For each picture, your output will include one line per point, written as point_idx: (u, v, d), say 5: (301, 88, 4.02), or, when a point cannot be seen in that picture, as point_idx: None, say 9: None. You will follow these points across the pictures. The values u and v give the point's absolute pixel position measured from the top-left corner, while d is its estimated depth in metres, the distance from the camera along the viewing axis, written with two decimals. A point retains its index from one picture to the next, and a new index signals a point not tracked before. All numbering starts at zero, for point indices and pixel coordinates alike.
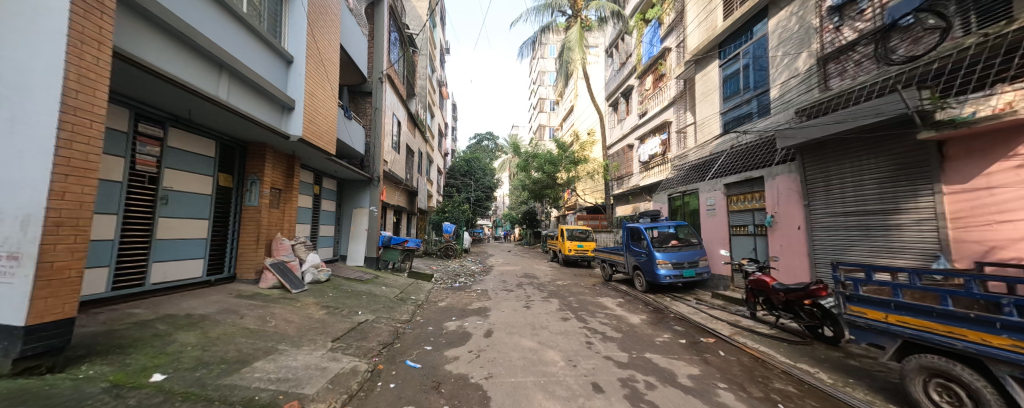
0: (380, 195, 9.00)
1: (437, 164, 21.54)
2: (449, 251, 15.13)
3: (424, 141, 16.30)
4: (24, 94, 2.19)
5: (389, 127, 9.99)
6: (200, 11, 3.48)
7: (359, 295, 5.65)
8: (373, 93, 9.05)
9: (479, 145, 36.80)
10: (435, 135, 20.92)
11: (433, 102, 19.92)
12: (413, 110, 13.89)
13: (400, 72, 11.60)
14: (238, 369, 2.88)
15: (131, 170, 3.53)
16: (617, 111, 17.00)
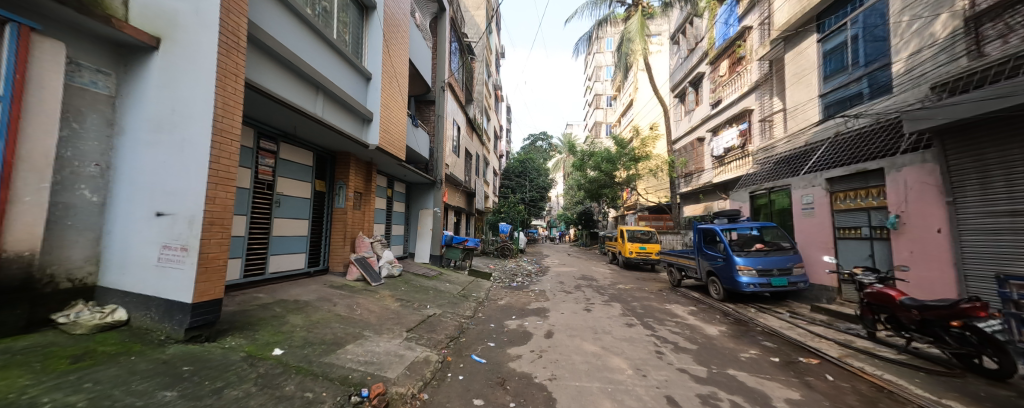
0: (442, 197, 9.57)
1: (492, 166, 22.21)
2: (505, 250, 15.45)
3: (480, 144, 16.96)
4: (190, 121, 2.81)
5: (450, 132, 10.61)
6: (299, 40, 4.07)
7: (426, 290, 6.09)
8: (437, 101, 9.69)
9: (532, 146, 36.98)
10: (491, 138, 21.60)
11: (489, 106, 20.64)
12: (471, 115, 14.53)
13: (460, 80, 12.22)
14: (334, 350, 3.34)
15: (255, 178, 4.28)
16: (684, 102, 15.73)
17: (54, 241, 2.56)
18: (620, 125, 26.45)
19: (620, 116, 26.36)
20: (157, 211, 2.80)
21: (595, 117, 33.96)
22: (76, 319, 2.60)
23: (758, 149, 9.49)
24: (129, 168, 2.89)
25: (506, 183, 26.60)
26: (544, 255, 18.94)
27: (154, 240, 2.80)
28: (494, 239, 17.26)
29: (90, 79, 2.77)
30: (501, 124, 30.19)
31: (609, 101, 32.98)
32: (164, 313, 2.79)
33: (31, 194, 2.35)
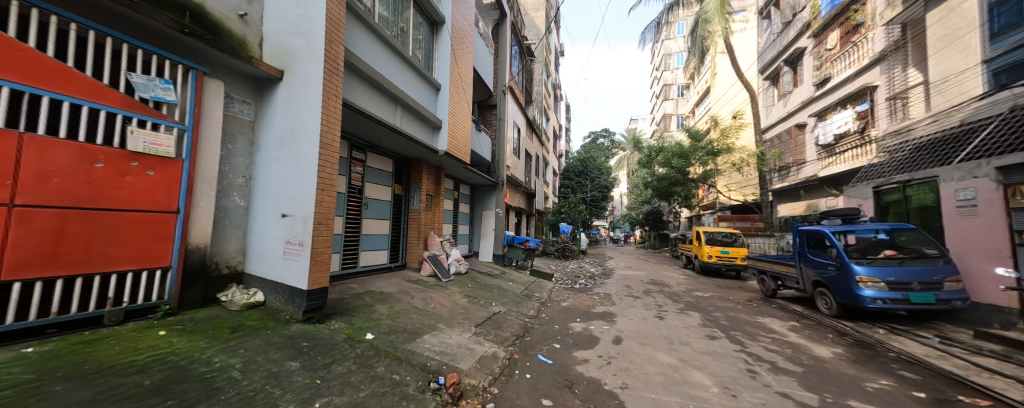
0: (504, 198, 9.85)
1: (552, 166, 22.12)
2: (566, 251, 15.36)
3: (540, 145, 17.01)
4: (304, 138, 3.38)
5: (510, 134, 10.86)
6: (382, 60, 4.59)
7: (490, 288, 6.32)
8: (498, 105, 10.02)
9: (593, 144, 35.80)
10: (550, 138, 21.55)
11: (548, 106, 20.66)
12: (530, 116, 14.71)
13: (519, 82, 12.44)
14: (414, 339, 3.68)
15: (349, 184, 4.93)
16: (778, 85, 13.67)
17: (214, 237, 3.33)
18: (694, 116, 24.00)
19: (693, 106, 23.96)
20: (282, 213, 3.44)
21: (663, 110, 31.43)
22: (233, 297, 3.34)
23: (888, 135, 7.84)
24: (264, 178, 3.59)
25: (566, 184, 26.14)
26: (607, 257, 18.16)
27: (280, 236, 3.43)
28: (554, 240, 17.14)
29: (239, 107, 3.53)
30: (560, 123, 29.84)
31: (679, 91, 30.23)
32: (288, 297, 3.39)
33: (205, 198, 3.18)
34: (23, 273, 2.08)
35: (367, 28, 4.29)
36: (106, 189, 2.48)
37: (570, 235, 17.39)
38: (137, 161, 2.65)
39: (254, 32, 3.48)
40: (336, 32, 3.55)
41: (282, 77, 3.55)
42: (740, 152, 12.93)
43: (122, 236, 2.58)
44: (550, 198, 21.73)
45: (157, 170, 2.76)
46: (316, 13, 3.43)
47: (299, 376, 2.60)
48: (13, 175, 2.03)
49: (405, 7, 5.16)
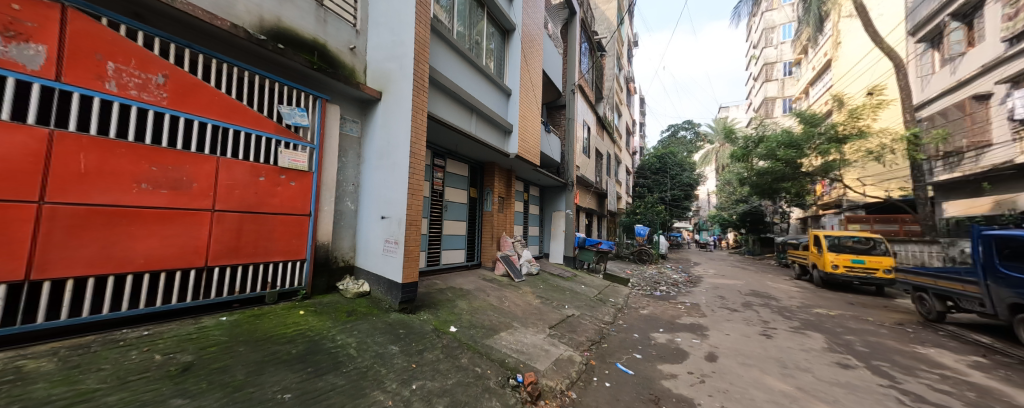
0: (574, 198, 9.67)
1: (625, 164, 20.88)
2: (643, 256, 14.31)
3: (611, 142, 16.25)
4: (397, 150, 3.85)
5: (580, 134, 10.62)
6: (459, 72, 4.94)
7: (563, 290, 6.27)
8: (567, 105, 9.94)
9: (672, 138, 32.60)
10: (622, 135, 20.41)
11: (620, 101, 19.63)
12: (601, 112, 14.17)
13: (589, 79, 12.10)
14: (492, 335, 3.85)
15: (432, 188, 5.44)
16: (942, 46, 10.52)
17: (334, 235, 4.00)
18: (808, 97, 19.94)
19: (806, 85, 19.91)
20: (381, 215, 3.98)
21: (762, 93, 26.90)
22: (347, 286, 3.97)
23: None
24: (368, 185, 4.19)
25: (641, 183, 24.36)
26: (693, 263, 16.29)
27: (380, 235, 3.96)
28: (629, 243, 16.12)
29: (350, 126, 4.19)
30: (634, 117, 27.96)
31: (785, 69, 25.48)
32: (387, 288, 3.89)
33: (326, 203, 3.87)
34: (219, 257, 2.95)
35: (447, 45, 4.69)
36: (267, 196, 3.28)
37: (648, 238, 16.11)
38: (284, 174, 3.43)
39: (360, 61, 4.12)
40: (422, 53, 3.96)
41: (380, 97, 4.09)
42: (878, 136, 10.30)
43: (276, 232, 3.35)
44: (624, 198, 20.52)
45: (297, 181, 3.52)
46: (406, 38, 3.86)
47: (399, 359, 2.96)
48: (213, 188, 2.90)
49: (479, 20, 5.50)
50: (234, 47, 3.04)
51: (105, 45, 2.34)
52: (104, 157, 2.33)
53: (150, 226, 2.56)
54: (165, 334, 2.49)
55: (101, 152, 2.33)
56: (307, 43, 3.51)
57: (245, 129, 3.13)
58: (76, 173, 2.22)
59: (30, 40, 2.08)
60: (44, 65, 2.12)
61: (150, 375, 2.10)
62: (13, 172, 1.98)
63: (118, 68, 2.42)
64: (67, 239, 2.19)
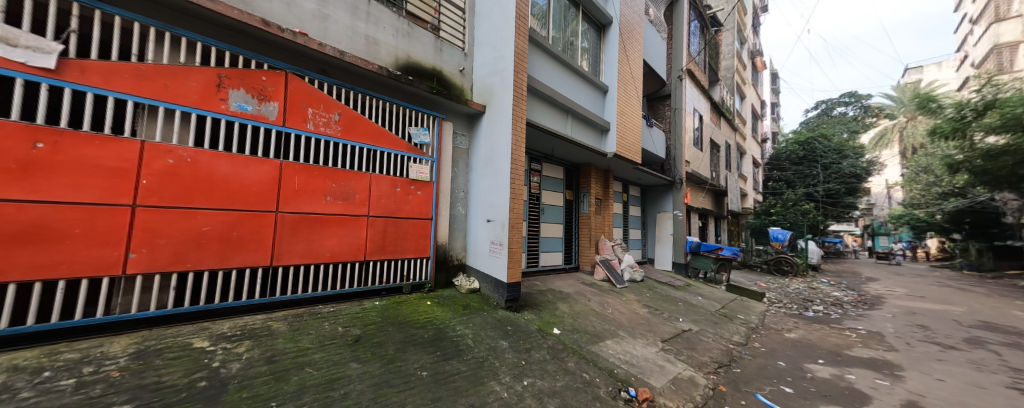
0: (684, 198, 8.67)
1: (751, 154, 17.41)
2: (782, 266, 11.80)
3: (730, 130, 13.88)
4: (500, 157, 4.14)
5: (689, 124, 9.42)
6: (554, 76, 5.00)
7: (674, 301, 5.61)
8: (673, 95, 9.10)
9: (822, 118, 25.57)
10: (746, 120, 17.16)
11: (742, 80, 16.59)
12: (717, 97, 12.27)
13: (699, 62, 10.64)
14: (597, 342, 3.71)
15: (529, 192, 5.64)
16: None
17: (450, 237, 4.55)
18: None
19: None
20: (487, 218, 4.33)
21: (989, 37, 18.52)
22: (461, 282, 4.43)
23: None
24: (476, 191, 4.62)
25: (776, 176, 19.78)
26: (863, 278, 12.30)
27: (487, 237, 4.31)
28: (760, 249, 13.36)
29: (461, 140, 4.70)
30: (762, 97, 23.15)
31: None
32: (494, 287, 4.19)
33: (444, 209, 4.44)
34: (373, 253, 3.71)
35: (543, 52, 4.84)
36: (402, 204, 3.97)
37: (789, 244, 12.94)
38: (414, 185, 4.09)
39: (467, 80, 4.60)
40: (521, 63, 4.17)
41: (484, 110, 4.46)
42: None
43: (409, 234, 4.02)
44: (750, 196, 17.10)
45: (422, 190, 4.15)
46: (507, 52, 4.12)
47: (509, 354, 3.13)
48: (368, 198, 3.68)
49: (573, 21, 5.50)
50: (380, 84, 3.79)
51: (307, 96, 3.24)
52: (307, 178, 3.23)
53: (332, 228, 3.41)
54: (343, 312, 3.27)
55: (305, 174, 3.23)
56: (429, 72, 4.11)
57: (388, 150, 3.86)
58: (294, 190, 3.14)
59: (270, 100, 3.03)
60: (277, 115, 3.06)
61: (337, 342, 2.76)
62: (264, 191, 2.95)
63: (314, 112, 3.30)
64: (291, 237, 3.12)
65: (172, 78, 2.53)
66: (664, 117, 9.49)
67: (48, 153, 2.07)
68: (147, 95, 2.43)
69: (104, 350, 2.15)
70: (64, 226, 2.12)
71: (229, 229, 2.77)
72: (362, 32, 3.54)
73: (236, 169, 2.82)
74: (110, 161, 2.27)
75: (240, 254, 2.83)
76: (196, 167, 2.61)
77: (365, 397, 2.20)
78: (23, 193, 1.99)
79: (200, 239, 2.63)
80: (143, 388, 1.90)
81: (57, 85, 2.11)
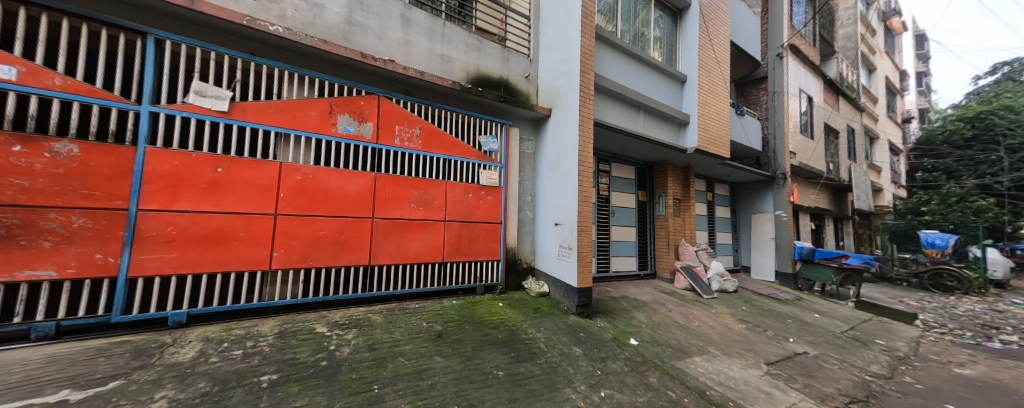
0: (789, 196, 7.53)
1: (885, 139, 13.89)
2: (943, 280, 9.14)
3: (853, 112, 11.33)
4: (567, 160, 4.08)
5: (792, 110, 8.01)
6: (623, 71, 4.75)
7: (780, 318, 4.79)
8: (771, 77, 7.98)
9: (1003, 84, 19.05)
10: (877, 96, 13.79)
11: (870, 48, 13.41)
12: (832, 73, 10.18)
13: (806, 35, 8.97)
14: (683, 357, 3.33)
15: (598, 194, 5.43)
16: None
17: (518, 240, 4.63)
18: None
19: None
20: (555, 222, 4.30)
21: None
22: (531, 286, 4.47)
23: None
24: (543, 194, 4.62)
25: (928, 165, 15.69)
26: None
27: (556, 241, 4.27)
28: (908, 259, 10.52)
29: (528, 144, 4.78)
30: (902, 66, 18.34)
31: None
32: (564, 291, 4.11)
33: (512, 213, 4.55)
34: (450, 255, 3.98)
35: (611, 48, 4.65)
36: (474, 209, 4.19)
37: (953, 253, 9.92)
38: (484, 190, 4.28)
39: (533, 86, 4.66)
40: (588, 62, 4.06)
41: (549, 113, 4.46)
42: None
43: (481, 237, 4.22)
44: (885, 191, 13.64)
45: (492, 195, 4.32)
46: (573, 53, 4.05)
47: (584, 362, 3.02)
48: (444, 205, 3.98)
49: (644, 11, 5.19)
50: (453, 98, 4.08)
51: (395, 115, 3.66)
52: (395, 187, 3.64)
53: (416, 232, 3.77)
54: (427, 308, 3.57)
55: (394, 184, 3.64)
56: (496, 81, 4.29)
57: (461, 159, 4.13)
58: (386, 198, 3.57)
59: (367, 121, 3.50)
60: (372, 134, 3.52)
61: (422, 336, 3.03)
62: (363, 200, 3.42)
63: (400, 128, 3.70)
64: (384, 240, 3.54)
65: (299, 109, 3.11)
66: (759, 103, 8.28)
67: (223, 175, 2.73)
68: (282, 125, 3.02)
69: (258, 328, 2.72)
70: (233, 231, 2.76)
71: (339, 232, 3.27)
72: (439, 52, 3.87)
73: (343, 182, 3.32)
74: (260, 179, 2.89)
75: (347, 254, 3.31)
76: (316, 182, 3.15)
77: (449, 390, 2.34)
78: (210, 206, 2.67)
79: (318, 242, 3.15)
80: (283, 362, 2.35)
81: (228, 122, 2.78)
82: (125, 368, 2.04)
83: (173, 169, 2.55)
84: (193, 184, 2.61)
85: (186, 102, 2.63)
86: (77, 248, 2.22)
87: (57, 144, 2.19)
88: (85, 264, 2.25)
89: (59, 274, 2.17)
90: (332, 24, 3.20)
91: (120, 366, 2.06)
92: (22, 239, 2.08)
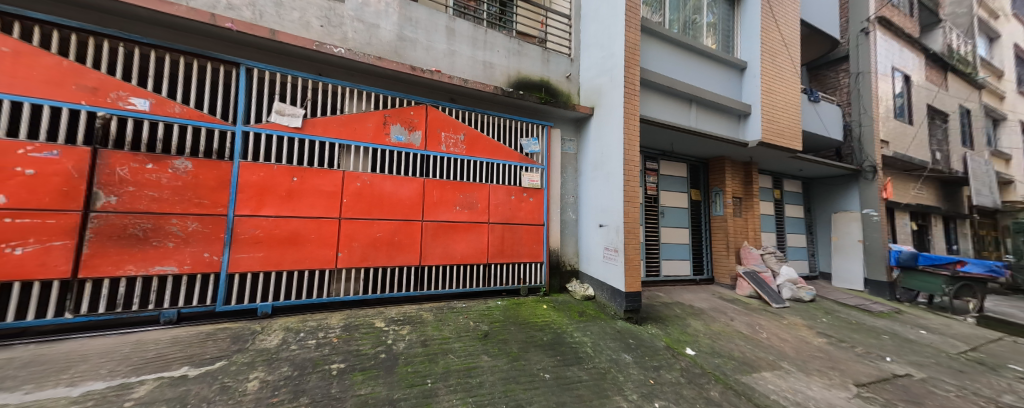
0: (880, 192, 6.54)
1: (1015, 121, 11.32)
2: None
3: (966, 90, 9.43)
4: (611, 159, 3.95)
5: (882, 92, 6.92)
6: (673, 63, 4.49)
7: (872, 334, 4.12)
8: (854, 57, 7.00)
9: None
10: (1002, 69, 11.30)
11: (989, 12, 11.06)
12: (937, 45, 8.58)
13: (899, 4, 7.70)
14: (750, 372, 3.01)
15: (646, 194, 5.19)
16: None
17: (562, 242, 4.59)
18: None
19: None
20: (599, 223, 4.18)
21: None
22: (575, 288, 4.40)
23: None
24: (586, 195, 4.52)
25: None
26: None
27: (601, 243, 4.15)
28: None
29: (570, 145, 4.72)
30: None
31: None
32: (611, 295, 3.98)
33: (555, 215, 4.51)
34: (494, 257, 4.07)
35: (658, 40, 4.42)
36: (517, 211, 4.23)
37: None
38: (526, 192, 4.31)
39: (574, 85, 4.60)
40: (633, 57, 3.89)
41: (592, 112, 4.36)
42: None
43: (524, 239, 4.25)
44: (1018, 184, 11.06)
45: (534, 197, 4.33)
46: (616, 49, 3.92)
47: (634, 370, 2.87)
48: (488, 207, 4.07)
49: None
50: (495, 103, 4.17)
51: (441, 122, 3.84)
52: (442, 191, 3.81)
53: (462, 234, 3.91)
54: (474, 308, 3.69)
55: (441, 188, 3.81)
56: (537, 83, 4.31)
57: (503, 162, 4.20)
58: (434, 202, 3.76)
59: (416, 129, 3.71)
60: (420, 141, 3.72)
61: (470, 335, 3.12)
62: (414, 204, 3.63)
63: (446, 135, 3.87)
64: (433, 242, 3.72)
65: (357, 121, 3.40)
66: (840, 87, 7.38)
67: (298, 184, 3.09)
68: (345, 137, 3.33)
69: (328, 321, 3.02)
70: (306, 233, 3.10)
71: (393, 235, 3.51)
72: (481, 59, 3.99)
73: (396, 187, 3.55)
74: (327, 187, 3.21)
75: (401, 254, 3.55)
76: (373, 188, 3.42)
77: (497, 389, 2.38)
78: (288, 211, 3.03)
79: (375, 243, 3.41)
80: (349, 352, 2.57)
81: (302, 137, 3.14)
82: (227, 350, 2.40)
83: (259, 179, 2.93)
84: (275, 192, 2.99)
85: (269, 121, 3.02)
86: (191, 248, 2.67)
87: (176, 162, 2.65)
88: (197, 261, 2.69)
89: (179, 269, 2.63)
90: (386, 41, 3.46)
91: (224, 348, 2.42)
92: (154, 240, 2.56)
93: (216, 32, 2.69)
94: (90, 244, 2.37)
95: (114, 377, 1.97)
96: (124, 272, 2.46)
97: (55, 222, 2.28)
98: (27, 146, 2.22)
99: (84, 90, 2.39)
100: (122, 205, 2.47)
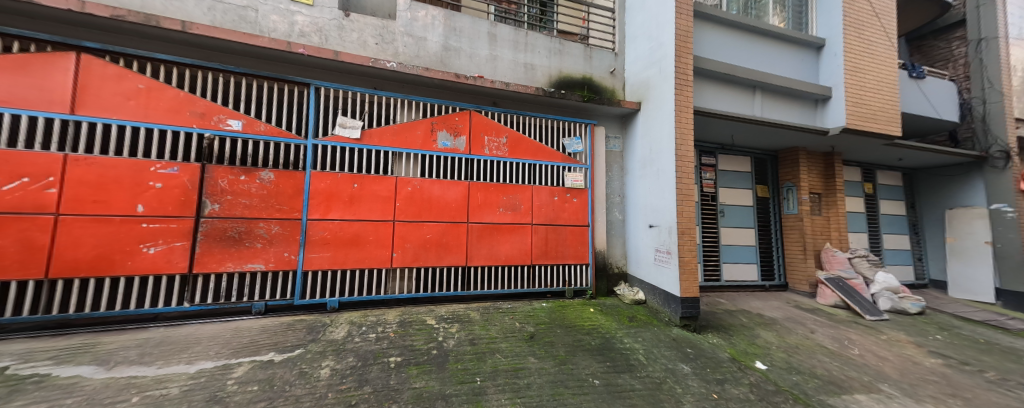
0: (1016, 182, 5.33)
1: None
2: None
3: None
4: (662, 155, 3.71)
5: (1015, 59, 5.61)
6: (733, 48, 4.11)
7: (1010, 357, 3.33)
8: (970, 21, 5.80)
9: None
10: None
11: None
12: None
13: None
14: (839, 393, 2.59)
15: (702, 191, 4.82)
16: None
17: (608, 243, 4.43)
18: None
19: None
20: (649, 224, 3.96)
21: None
22: (624, 292, 4.22)
23: None
24: (634, 194, 4.31)
25: None
26: None
27: (651, 245, 3.92)
28: None
29: (615, 143, 4.55)
30: None
31: None
32: (664, 300, 3.73)
33: (600, 215, 4.37)
34: (539, 258, 4.05)
35: (715, 24, 4.08)
36: (561, 212, 4.17)
37: None
38: (570, 193, 4.23)
39: (619, 80, 4.44)
40: (685, 45, 3.62)
41: (639, 107, 4.15)
42: None
43: (568, 240, 4.17)
44: None
45: (578, 197, 4.24)
46: (666, 38, 3.69)
47: (694, 382, 2.65)
48: (531, 209, 4.07)
49: None
50: (536, 104, 4.16)
51: (484, 127, 3.93)
52: (486, 194, 3.89)
53: (506, 236, 3.95)
54: (520, 309, 3.71)
55: (485, 191, 3.90)
56: (579, 81, 4.23)
57: (546, 162, 4.17)
58: (479, 204, 3.86)
59: (461, 134, 3.84)
60: (465, 145, 3.85)
61: (516, 336, 3.14)
62: (460, 206, 3.76)
63: (489, 139, 3.95)
64: (479, 243, 3.82)
65: (407, 130, 3.62)
66: (954, 59, 6.14)
67: (359, 190, 3.37)
68: (398, 145, 3.57)
69: (385, 316, 3.25)
70: (366, 235, 3.37)
71: (442, 236, 3.67)
72: (523, 61, 4.02)
73: (443, 190, 3.71)
74: (383, 192, 3.46)
75: (450, 255, 3.69)
76: (422, 192, 3.61)
77: (545, 392, 2.35)
78: (351, 215, 3.32)
79: (426, 244, 3.60)
80: (405, 347, 2.73)
81: (360, 147, 3.42)
82: (304, 339, 2.69)
83: (326, 186, 3.25)
84: (339, 198, 3.30)
85: (334, 133, 3.34)
86: (275, 248, 3.05)
87: (262, 173, 3.04)
88: (280, 260, 3.07)
89: (266, 266, 3.02)
90: (432, 53, 3.65)
91: (301, 338, 2.71)
92: (246, 241, 2.97)
93: (291, 58, 3.04)
94: (201, 245, 2.82)
95: (220, 358, 2.31)
96: (225, 268, 2.89)
97: (177, 226, 2.77)
98: (156, 164, 2.71)
99: (195, 116, 2.86)
100: (223, 211, 2.90)
